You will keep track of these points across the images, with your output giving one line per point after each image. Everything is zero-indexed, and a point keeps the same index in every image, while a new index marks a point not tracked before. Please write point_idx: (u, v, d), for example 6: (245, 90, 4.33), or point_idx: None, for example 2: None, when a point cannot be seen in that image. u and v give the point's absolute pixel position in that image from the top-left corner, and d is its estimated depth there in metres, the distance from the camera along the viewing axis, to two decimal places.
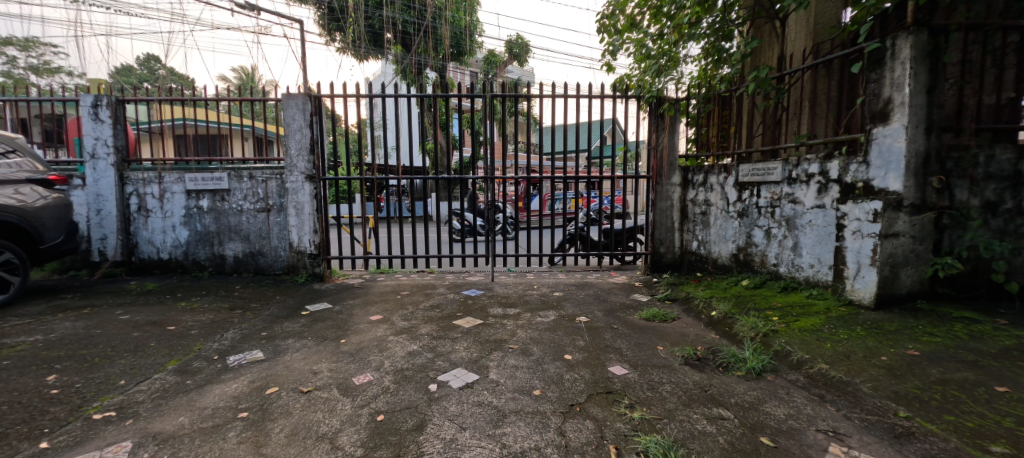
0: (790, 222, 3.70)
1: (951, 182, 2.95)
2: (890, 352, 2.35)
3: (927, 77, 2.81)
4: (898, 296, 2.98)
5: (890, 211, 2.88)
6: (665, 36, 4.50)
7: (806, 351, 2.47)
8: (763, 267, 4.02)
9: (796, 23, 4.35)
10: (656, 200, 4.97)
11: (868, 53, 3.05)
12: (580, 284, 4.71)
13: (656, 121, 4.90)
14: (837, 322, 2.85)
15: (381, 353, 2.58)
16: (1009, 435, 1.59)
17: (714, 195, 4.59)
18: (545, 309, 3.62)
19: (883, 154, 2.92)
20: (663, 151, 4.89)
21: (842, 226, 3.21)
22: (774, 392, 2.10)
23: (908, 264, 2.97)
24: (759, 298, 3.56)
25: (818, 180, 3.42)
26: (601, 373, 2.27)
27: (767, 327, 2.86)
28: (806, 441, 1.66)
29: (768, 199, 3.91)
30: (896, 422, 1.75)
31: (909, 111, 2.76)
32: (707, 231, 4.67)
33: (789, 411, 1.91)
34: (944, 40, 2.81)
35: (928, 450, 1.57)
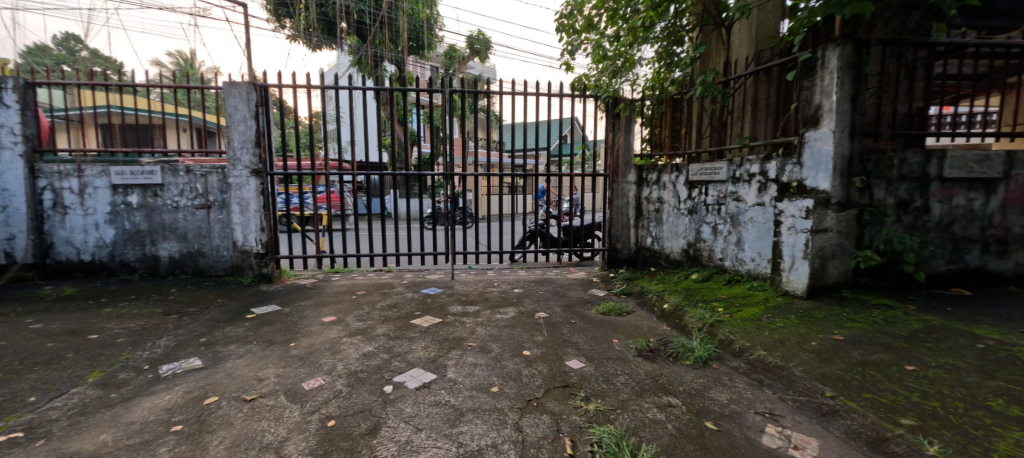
0: (734, 219, 3.93)
1: (871, 182, 3.25)
2: (819, 337, 2.56)
3: (852, 85, 3.07)
4: (826, 286, 3.26)
5: (819, 208, 3.14)
6: (622, 39, 4.69)
7: (747, 339, 2.64)
8: (711, 262, 4.25)
9: (741, 32, 4.61)
10: (612, 198, 5.10)
11: (803, 62, 3.30)
12: (540, 280, 4.77)
13: (612, 121, 5.01)
14: (774, 311, 3.08)
15: (333, 355, 2.48)
16: (915, 408, 1.78)
17: (666, 193, 4.78)
18: (504, 306, 3.63)
19: (814, 156, 3.17)
20: (619, 150, 5.02)
21: (779, 222, 3.45)
22: (718, 379, 2.23)
23: (835, 257, 3.25)
24: (706, 291, 3.76)
25: (759, 179, 3.66)
26: (558, 368, 2.31)
27: (712, 318, 3.03)
28: (746, 423, 1.77)
29: (715, 197, 4.14)
30: (823, 401, 1.91)
31: (836, 117, 3.03)
32: (660, 228, 4.87)
33: (731, 396, 2.04)
34: (866, 53, 3.08)
35: (850, 426, 1.72)
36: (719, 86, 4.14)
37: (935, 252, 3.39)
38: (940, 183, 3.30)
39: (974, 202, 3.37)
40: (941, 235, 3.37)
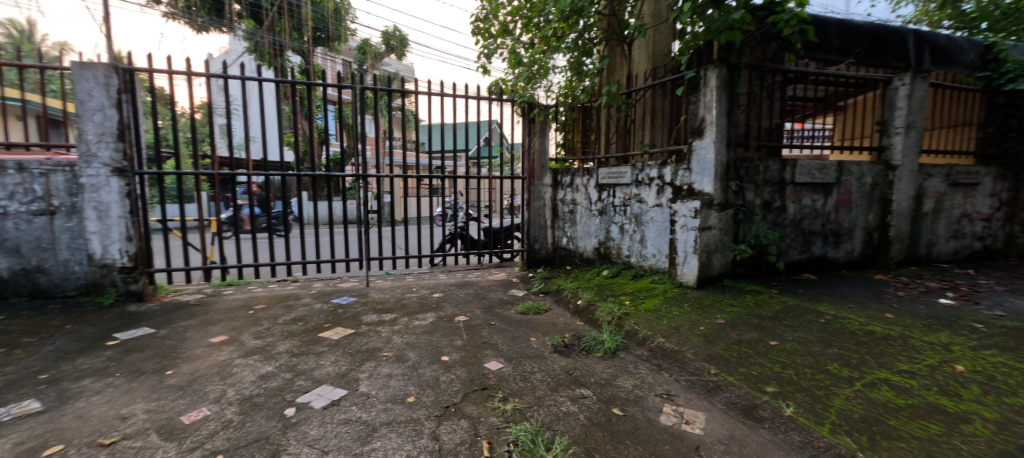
0: (638, 219, 4.30)
1: (744, 186, 3.79)
2: (706, 322, 2.92)
3: (727, 102, 3.56)
4: (711, 277, 3.72)
5: (704, 209, 3.58)
6: (536, 46, 4.81)
7: (649, 328, 2.90)
8: (620, 258, 4.59)
9: (640, 48, 5.01)
10: (529, 200, 5.25)
11: (689, 79, 3.74)
12: (460, 283, 4.73)
13: (528, 125, 5.13)
14: (671, 301, 3.43)
15: (223, 380, 2.19)
16: (776, 377, 2.11)
17: (580, 195, 5.06)
18: (423, 312, 3.54)
19: (700, 163, 3.61)
20: (535, 154, 5.16)
21: (674, 221, 3.86)
22: (625, 367, 2.42)
23: (718, 251, 3.72)
24: (615, 286, 4.05)
25: (657, 183, 4.04)
26: (477, 371, 2.32)
27: (621, 311, 3.28)
28: (647, 406, 1.95)
29: (622, 199, 4.48)
30: (709, 378, 2.18)
31: (716, 129, 3.48)
32: (575, 228, 5.14)
33: (635, 382, 2.22)
34: (737, 75, 3.59)
35: (729, 398, 1.99)
36: (623, 97, 4.50)
37: (791, 244, 4.06)
38: (793, 186, 3.97)
39: (817, 202, 4.10)
40: (794, 230, 4.05)
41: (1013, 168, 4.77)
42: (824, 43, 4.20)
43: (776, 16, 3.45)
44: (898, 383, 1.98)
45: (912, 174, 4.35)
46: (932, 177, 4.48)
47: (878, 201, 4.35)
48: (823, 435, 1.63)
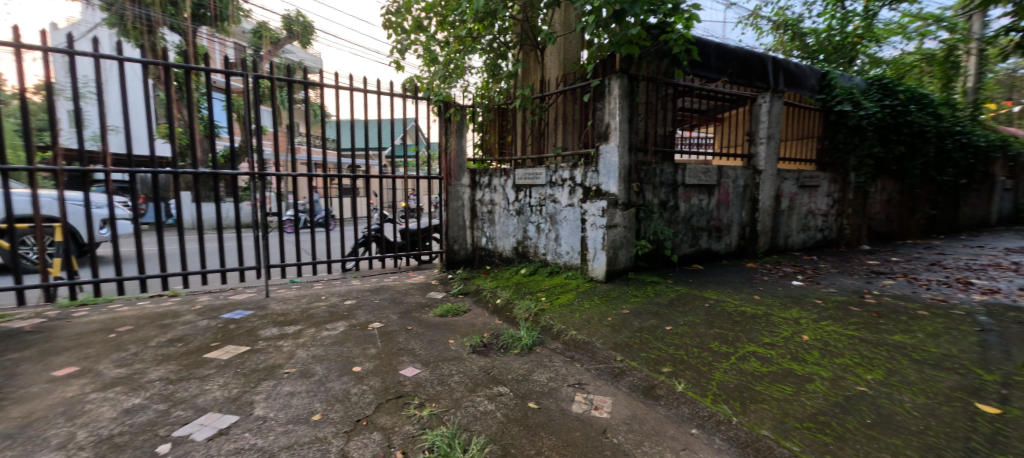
0: (553, 218, 4.49)
1: (643, 187, 4.17)
2: (613, 313, 3.16)
3: (629, 110, 3.89)
4: (618, 271, 4.04)
5: (610, 208, 3.87)
6: (451, 45, 4.83)
7: (563, 322, 3.05)
8: (536, 257, 4.74)
9: (552, 55, 5.22)
10: (448, 201, 5.17)
11: (595, 87, 4.02)
12: (375, 288, 4.50)
13: (445, 125, 5.03)
14: (583, 295, 3.65)
15: (72, 421, 1.81)
16: (670, 358, 2.36)
17: (497, 196, 5.11)
18: (333, 321, 3.30)
19: (606, 165, 3.89)
20: (452, 154, 5.07)
21: (584, 220, 4.11)
22: (540, 361, 2.52)
23: (623, 246, 4.05)
24: (531, 284, 4.19)
25: (569, 183, 4.26)
26: (392, 379, 2.22)
27: (537, 307, 3.40)
28: (560, 396, 2.04)
29: (537, 199, 4.63)
30: (615, 364, 2.36)
31: (619, 134, 3.79)
32: (493, 228, 5.19)
33: (550, 374, 2.32)
34: (636, 86, 3.95)
35: (632, 381, 2.18)
36: (536, 101, 4.65)
37: (682, 239, 4.58)
38: (684, 187, 4.47)
39: (703, 202, 4.67)
40: (685, 226, 4.56)
41: (842, 173, 5.92)
42: (706, 62, 4.82)
43: (667, 34, 3.92)
44: (763, 354, 2.34)
45: (773, 177, 5.17)
46: (787, 180, 5.37)
47: (749, 200, 5.09)
48: (706, 405, 1.87)
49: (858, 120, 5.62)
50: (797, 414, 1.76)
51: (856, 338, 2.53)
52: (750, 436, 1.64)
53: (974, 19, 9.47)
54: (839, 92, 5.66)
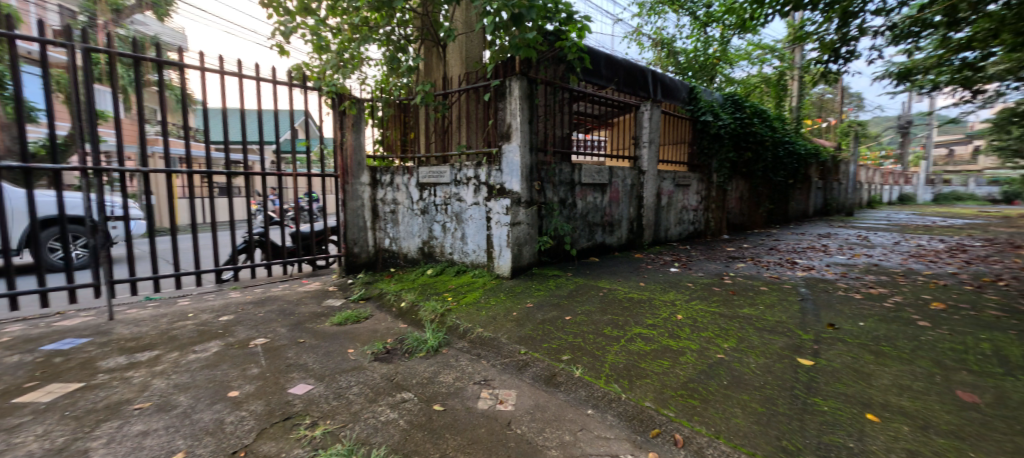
0: (458, 217, 4.45)
1: (544, 186, 4.37)
2: (518, 307, 3.26)
3: (529, 112, 4.04)
4: (522, 267, 4.18)
5: (513, 206, 3.98)
6: (345, 34, 4.50)
7: (469, 320, 3.05)
8: (442, 256, 4.66)
9: (454, 52, 5.13)
10: (346, 200, 4.76)
11: (496, 88, 4.09)
12: (259, 300, 3.99)
13: (339, 118, 4.63)
14: (489, 292, 3.70)
15: None
16: (569, 346, 2.51)
17: (400, 195, 4.87)
18: (203, 341, 2.84)
19: (508, 165, 3.99)
20: (348, 150, 4.67)
21: (489, 218, 4.16)
22: (446, 362, 2.48)
23: (527, 243, 4.21)
24: (438, 284, 4.10)
25: (473, 182, 4.27)
26: (279, 399, 2.00)
27: (444, 308, 3.34)
28: (466, 395, 2.04)
29: (442, 198, 4.54)
30: (519, 357, 2.43)
31: (519, 135, 3.92)
32: (397, 228, 4.95)
33: (456, 374, 2.30)
34: (535, 89, 4.12)
35: (535, 371, 2.27)
36: (438, 98, 4.56)
37: (580, 234, 4.91)
38: (580, 186, 4.80)
39: (597, 199, 5.07)
40: (582, 222, 4.90)
41: (707, 174, 6.90)
42: (597, 70, 5.23)
43: (562, 41, 4.11)
44: (646, 334, 2.62)
45: (654, 177, 5.82)
46: (665, 180, 6.09)
47: (635, 197, 5.66)
48: (600, 386, 2.03)
49: (717, 128, 6.61)
50: (673, 384, 2.01)
51: (716, 314, 2.98)
52: (636, 409, 1.83)
53: (794, 51, 11.82)
54: (703, 105, 6.62)
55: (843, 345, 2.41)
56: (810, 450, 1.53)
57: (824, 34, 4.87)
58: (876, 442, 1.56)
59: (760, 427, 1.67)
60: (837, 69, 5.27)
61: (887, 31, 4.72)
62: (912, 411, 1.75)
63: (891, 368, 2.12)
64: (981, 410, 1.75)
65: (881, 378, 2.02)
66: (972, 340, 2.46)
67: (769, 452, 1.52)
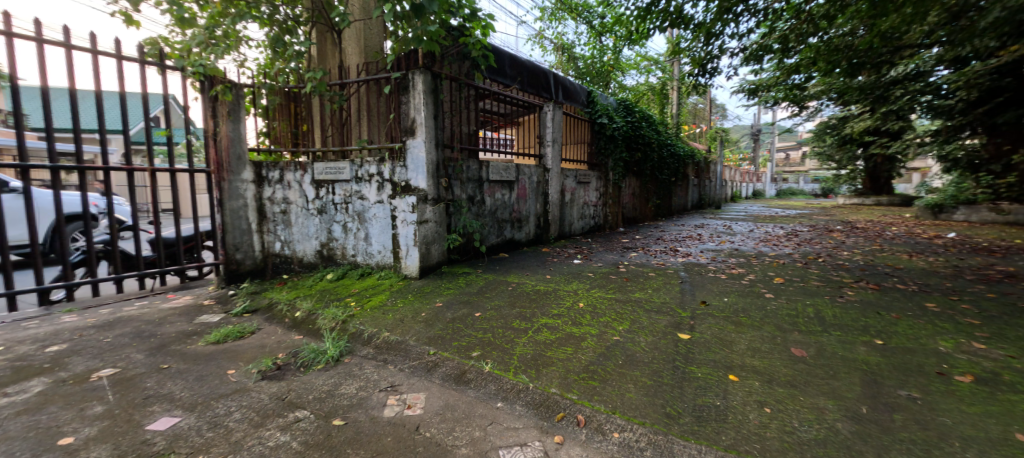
0: (361, 216, 4.16)
1: (452, 183, 4.31)
2: (426, 308, 3.17)
3: (433, 107, 3.95)
4: (431, 266, 4.09)
5: (419, 204, 3.86)
6: (215, 9, 3.92)
7: (374, 325, 2.87)
8: (344, 259, 4.31)
9: (350, 39, 4.75)
10: (223, 199, 4.04)
11: (398, 81, 3.91)
12: (105, 322, 3.28)
13: (211, 105, 3.96)
14: (396, 294, 3.53)
15: None
16: (479, 342, 2.52)
17: (292, 193, 4.32)
18: (19, 381, 2.24)
19: (413, 161, 3.85)
20: (222, 142, 3.99)
21: (395, 217, 3.97)
22: (349, 372, 2.31)
23: (435, 242, 4.12)
24: (339, 289, 3.79)
25: (377, 179, 4.02)
26: (133, 440, 1.66)
27: (345, 314, 3.10)
28: (370, 405, 1.92)
29: (342, 196, 4.19)
30: (428, 358, 2.36)
31: (424, 130, 3.81)
32: (290, 231, 4.37)
33: (360, 384, 2.16)
34: (439, 84, 4.03)
35: (445, 371, 2.22)
36: (333, 88, 4.19)
37: (489, 231, 4.96)
38: (488, 183, 4.84)
39: (505, 196, 5.16)
40: (491, 219, 4.95)
41: (604, 172, 7.47)
42: (501, 69, 5.32)
43: (466, 37, 4.07)
44: (552, 324, 2.75)
45: (558, 174, 6.12)
46: (568, 177, 6.44)
47: (541, 194, 5.90)
48: (509, 378, 2.07)
49: (612, 130, 7.19)
50: (575, 369, 2.13)
51: (613, 300, 3.24)
52: (543, 397, 1.90)
53: (673, 65, 13.41)
54: (599, 107, 7.07)
55: (712, 319, 2.80)
56: (688, 413, 1.74)
57: (694, 50, 5.59)
58: (736, 398, 1.85)
59: (649, 398, 1.85)
60: (704, 82, 6.09)
61: (741, 52, 5.60)
62: (762, 368, 2.11)
63: (747, 335, 2.53)
64: (807, 362, 2.17)
65: (740, 344, 2.39)
66: (802, 306, 3.05)
67: (656, 420, 1.70)
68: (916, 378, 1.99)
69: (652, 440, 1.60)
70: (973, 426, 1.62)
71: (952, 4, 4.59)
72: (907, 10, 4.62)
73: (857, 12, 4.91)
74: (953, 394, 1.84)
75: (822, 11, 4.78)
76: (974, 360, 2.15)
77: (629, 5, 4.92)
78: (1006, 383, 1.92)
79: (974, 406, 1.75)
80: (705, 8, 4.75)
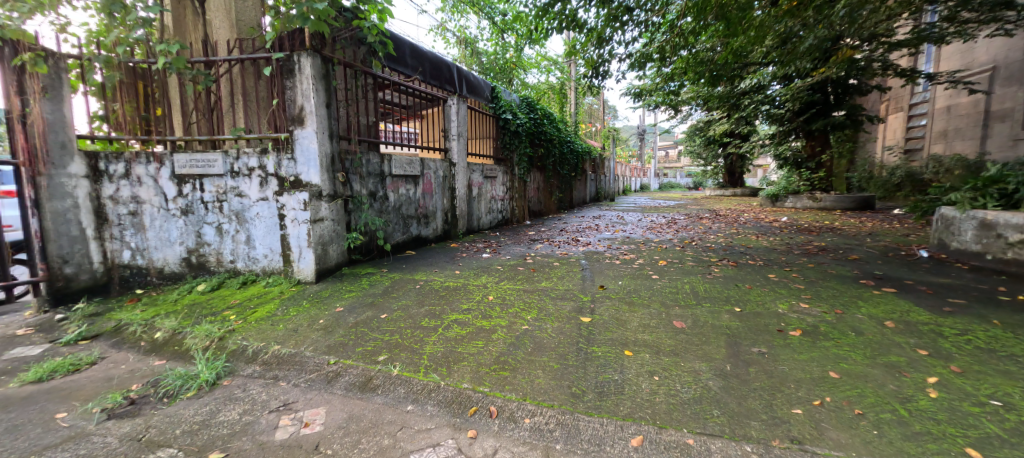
0: (240, 216, 3.63)
1: (350, 178, 4.00)
2: (325, 314, 2.90)
3: (324, 94, 3.61)
4: (328, 268, 3.76)
5: (313, 200, 3.51)
6: None
7: (261, 339, 2.54)
8: (221, 266, 3.73)
9: (216, 10, 4.06)
10: (41, 199, 3.17)
11: (281, 62, 3.48)
12: None
13: (19, 78, 3.09)
14: (288, 302, 3.16)
15: None
16: (386, 345, 2.38)
17: (145, 191, 3.59)
18: None
19: (303, 153, 3.48)
20: (36, 125, 3.13)
21: (283, 216, 3.55)
22: (229, 395, 2.00)
23: (333, 242, 3.80)
24: (215, 301, 3.27)
25: (259, 174, 3.54)
26: None
27: (223, 330, 2.67)
28: (259, 429, 1.70)
29: (214, 194, 3.61)
30: (329, 369, 2.16)
31: (315, 119, 3.46)
32: (143, 236, 3.63)
33: (244, 407, 1.89)
34: (331, 69, 3.70)
35: (348, 380, 2.06)
36: (197, 65, 3.57)
37: (394, 228, 4.73)
38: (391, 178, 4.59)
39: (410, 191, 4.96)
40: (396, 215, 4.72)
41: (509, 167, 7.63)
42: (400, 58, 5.07)
43: (360, 21, 3.78)
44: (462, 319, 2.72)
45: (464, 169, 6.07)
46: (474, 172, 6.43)
47: (448, 189, 5.80)
48: (419, 379, 2.00)
49: (516, 127, 7.33)
50: (486, 361, 2.14)
51: (521, 290, 3.33)
52: (454, 394, 1.87)
53: (569, 66, 14.25)
54: (503, 103, 7.09)
55: (609, 301, 3.05)
56: (591, 390, 1.87)
57: (588, 53, 5.98)
58: (631, 371, 2.03)
59: (556, 381, 1.94)
60: (597, 84, 6.56)
61: (626, 59, 6.14)
62: (651, 342, 2.35)
63: (638, 313, 2.80)
64: (686, 332, 2.48)
65: (633, 322, 2.63)
66: (681, 283, 3.48)
67: (564, 401, 1.79)
68: (764, 336, 2.40)
69: (560, 420, 1.68)
70: (803, 370, 2.01)
71: (780, 32, 5.63)
72: (751, 33, 5.56)
73: (715, 32, 5.78)
74: (789, 346, 2.26)
75: (690, 28, 5.48)
76: (802, 317, 2.68)
77: (528, 4, 5.05)
78: (823, 333, 2.42)
79: (803, 354, 2.17)
80: (595, 14, 5.10)
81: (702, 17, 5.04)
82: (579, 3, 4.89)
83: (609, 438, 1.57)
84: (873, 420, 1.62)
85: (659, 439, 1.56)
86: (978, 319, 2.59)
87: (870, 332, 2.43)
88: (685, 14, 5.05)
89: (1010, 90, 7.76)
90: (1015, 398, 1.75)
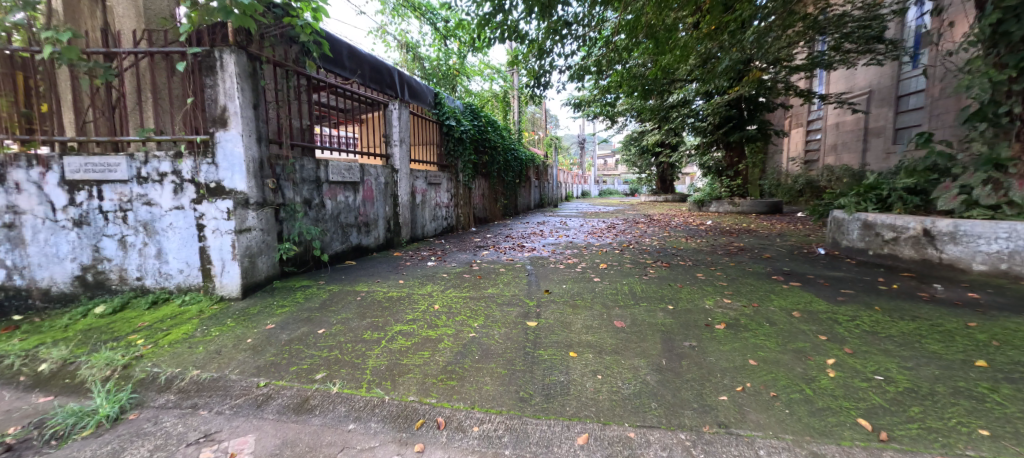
0: (148, 227, 3.24)
1: (281, 184, 3.74)
2: (253, 332, 2.67)
3: (251, 94, 3.35)
4: (256, 283, 3.47)
5: (237, 208, 3.22)
6: None
7: (176, 364, 2.28)
8: (125, 284, 3.30)
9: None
10: None
11: (200, 58, 3.19)
12: None
13: None
14: (208, 322, 2.86)
15: None
16: (324, 362, 2.24)
17: (24, 199, 3.09)
18: None
19: (226, 157, 3.20)
20: None
21: (202, 226, 3.23)
22: (138, 429, 1.77)
23: (261, 254, 3.51)
24: (117, 325, 2.87)
25: (172, 180, 3.19)
26: None
27: (128, 356, 2.36)
28: None
29: (115, 202, 3.18)
30: (259, 392, 1.99)
31: (240, 121, 3.20)
32: (23, 252, 3.13)
33: (156, 443, 1.67)
34: (257, 67, 3.45)
35: (281, 403, 1.90)
36: (95, 57, 3.16)
37: (331, 237, 4.47)
38: (328, 185, 4.36)
39: (349, 198, 4.73)
40: (333, 223, 4.47)
41: (454, 174, 7.55)
42: (338, 60, 4.83)
43: (292, 18, 3.55)
44: (406, 330, 2.64)
45: (407, 176, 5.92)
46: (417, 178, 6.27)
47: (390, 196, 5.61)
48: (361, 395, 1.91)
49: (460, 133, 7.24)
50: (433, 371, 2.09)
51: (467, 298, 3.31)
52: (400, 408, 1.81)
53: (512, 74, 14.47)
54: (446, 110, 7.00)
55: (554, 304, 3.14)
56: (538, 393, 1.90)
57: (529, 63, 6.12)
58: (576, 371, 2.09)
59: (504, 387, 1.95)
60: (538, 93, 6.73)
61: (566, 70, 6.37)
62: (594, 342, 2.43)
63: (581, 315, 2.90)
64: (625, 331, 2.61)
65: (577, 324, 2.72)
66: (620, 285, 3.66)
67: (511, 406, 1.80)
68: (694, 331, 2.59)
69: (508, 425, 1.69)
70: (727, 360, 2.19)
71: (701, 53, 6.16)
72: (676, 52, 6.02)
73: (646, 49, 6.18)
74: (715, 339, 2.46)
75: (624, 44, 5.80)
76: (726, 312, 2.93)
77: (470, 12, 5.07)
78: (742, 325, 2.67)
79: (727, 345, 2.37)
80: (536, 26, 5.24)
81: (634, 35, 5.37)
82: (520, 15, 5.01)
83: (557, 439, 1.60)
84: (785, 401, 1.81)
85: (603, 435, 1.62)
86: (863, 306, 3.01)
87: (781, 321, 2.72)
88: (620, 31, 5.35)
89: (883, 111, 9.14)
90: (893, 372, 2.04)
